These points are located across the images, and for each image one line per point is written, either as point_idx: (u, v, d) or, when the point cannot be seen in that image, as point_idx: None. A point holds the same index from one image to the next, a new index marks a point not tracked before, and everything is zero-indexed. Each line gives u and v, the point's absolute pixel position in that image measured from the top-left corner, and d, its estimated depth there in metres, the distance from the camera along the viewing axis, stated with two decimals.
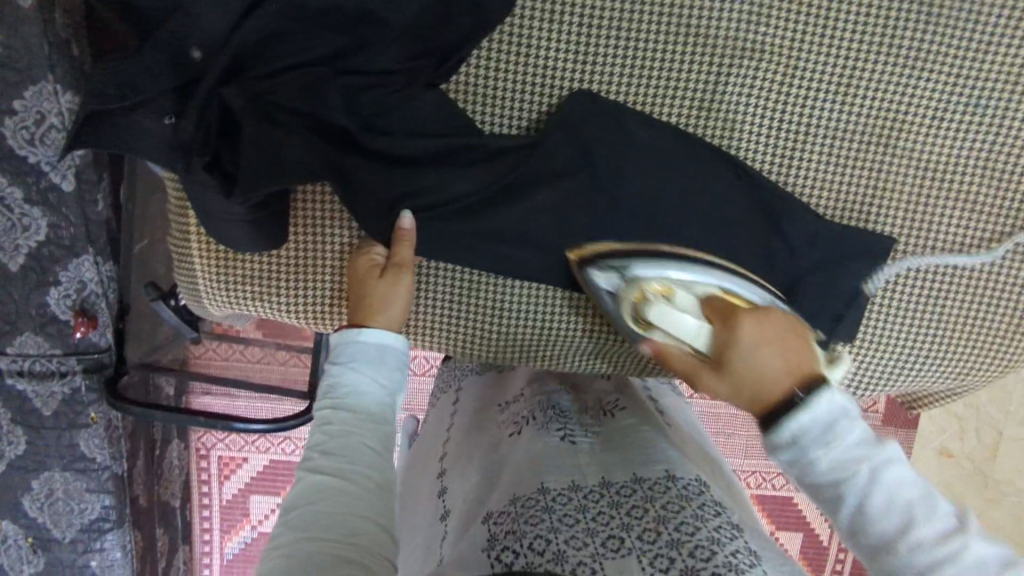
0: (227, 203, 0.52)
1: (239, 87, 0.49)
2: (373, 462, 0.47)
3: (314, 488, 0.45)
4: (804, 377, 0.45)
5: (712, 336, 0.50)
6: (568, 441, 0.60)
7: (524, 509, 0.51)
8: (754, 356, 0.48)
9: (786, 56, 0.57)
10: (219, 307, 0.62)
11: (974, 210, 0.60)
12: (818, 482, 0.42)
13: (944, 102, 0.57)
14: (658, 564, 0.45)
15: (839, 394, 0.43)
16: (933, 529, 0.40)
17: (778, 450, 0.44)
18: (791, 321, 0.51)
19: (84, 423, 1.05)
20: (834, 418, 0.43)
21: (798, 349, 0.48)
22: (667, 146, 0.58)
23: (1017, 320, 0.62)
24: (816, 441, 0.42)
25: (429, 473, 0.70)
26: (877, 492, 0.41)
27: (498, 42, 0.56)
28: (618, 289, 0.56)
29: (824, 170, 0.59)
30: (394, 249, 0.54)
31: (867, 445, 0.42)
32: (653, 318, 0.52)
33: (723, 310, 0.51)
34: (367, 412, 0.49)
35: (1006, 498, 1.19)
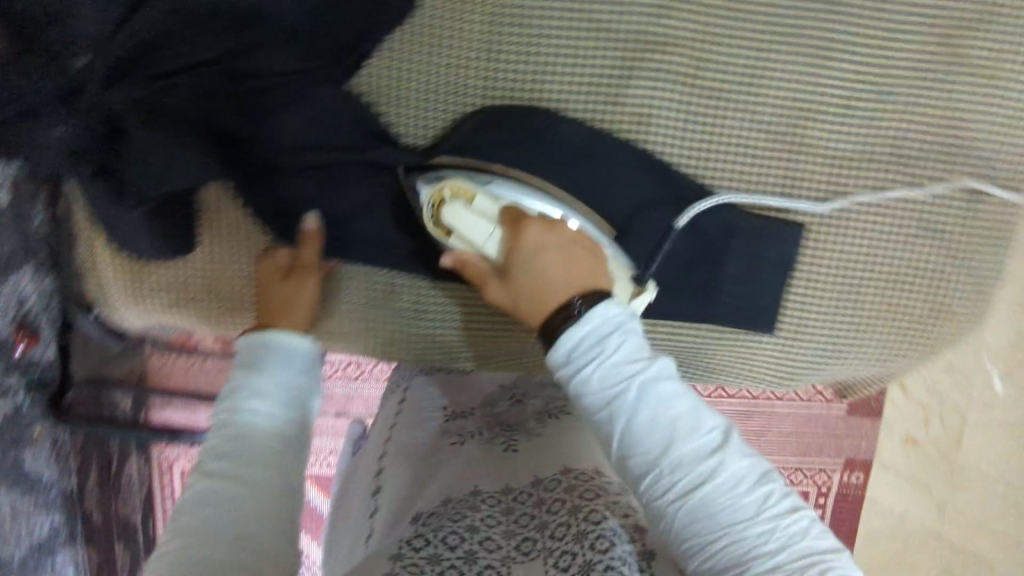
0: (119, 209, 0.51)
1: (124, 90, 0.49)
2: (271, 463, 0.46)
3: (208, 492, 0.43)
4: (586, 288, 0.49)
5: (503, 241, 0.52)
6: (509, 450, 0.57)
7: (452, 510, 0.49)
8: (536, 265, 0.51)
9: (693, 48, 0.57)
10: (133, 317, 0.61)
11: (886, 190, 0.60)
12: (592, 401, 0.46)
13: (841, 87, 0.58)
14: (560, 563, 0.41)
15: (614, 309, 0.48)
16: (705, 474, 0.43)
17: (556, 363, 0.48)
18: (575, 236, 0.53)
19: (28, 441, 1.04)
20: (607, 333, 0.47)
21: (581, 261, 0.51)
22: (577, 141, 0.57)
23: (941, 306, 0.63)
24: (590, 362, 0.46)
25: (366, 470, 0.65)
26: (642, 413, 0.45)
27: (402, 44, 0.56)
28: (433, 197, 0.53)
29: (736, 160, 0.59)
30: (302, 252, 0.55)
31: (637, 360, 0.46)
32: (455, 221, 0.52)
33: (517, 217, 0.52)
34: (270, 415, 0.48)
35: (978, 484, 1.15)
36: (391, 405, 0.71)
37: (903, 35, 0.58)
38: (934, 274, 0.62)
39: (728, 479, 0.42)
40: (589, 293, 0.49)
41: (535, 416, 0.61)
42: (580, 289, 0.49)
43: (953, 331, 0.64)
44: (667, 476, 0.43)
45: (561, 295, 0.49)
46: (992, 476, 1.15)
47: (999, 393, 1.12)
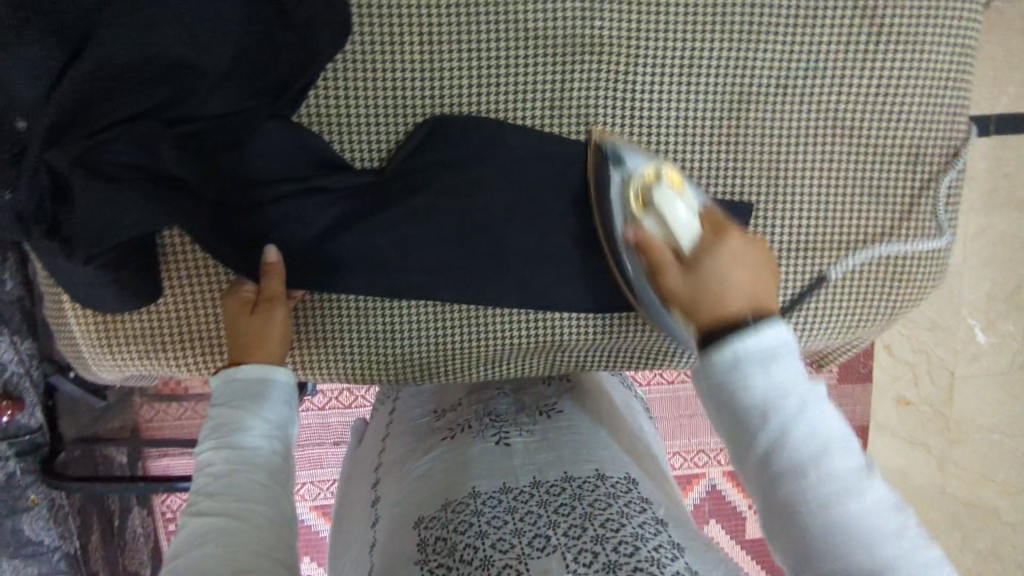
0: (77, 264, 0.52)
1: (67, 147, 0.50)
2: (259, 494, 0.45)
3: (196, 533, 0.43)
4: (758, 310, 0.47)
5: (699, 240, 0.52)
6: (502, 444, 0.56)
7: (455, 514, 0.48)
8: (727, 267, 0.50)
9: (626, 46, 0.59)
10: (109, 372, 0.61)
11: (832, 162, 0.62)
12: (751, 408, 0.43)
13: (776, 68, 0.60)
14: (580, 559, 0.42)
15: (785, 328, 0.45)
16: (857, 492, 0.40)
17: (719, 365, 0.44)
18: (762, 250, 0.54)
19: (26, 506, 1.03)
20: (776, 347, 0.44)
21: (761, 283, 0.51)
22: (523, 149, 0.59)
23: (897, 268, 0.63)
24: (762, 364, 0.43)
25: (363, 482, 0.65)
26: (799, 420, 0.42)
27: (343, 71, 0.57)
28: (630, 176, 0.55)
29: (682, 148, 0.61)
30: (265, 285, 0.55)
31: (798, 377, 0.43)
32: (664, 206, 0.53)
33: (713, 223, 0.53)
34: (254, 448, 0.48)
35: (971, 436, 1.17)
36: (385, 415, 0.71)
37: (831, 11, 0.59)
38: (889, 235, 0.63)
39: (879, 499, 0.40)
40: (758, 309, 0.48)
41: (525, 414, 0.61)
42: (759, 303, 0.48)
43: (921, 293, 0.65)
44: (812, 490, 0.40)
45: (745, 305, 0.48)
46: (985, 427, 1.16)
47: (984, 344, 1.14)
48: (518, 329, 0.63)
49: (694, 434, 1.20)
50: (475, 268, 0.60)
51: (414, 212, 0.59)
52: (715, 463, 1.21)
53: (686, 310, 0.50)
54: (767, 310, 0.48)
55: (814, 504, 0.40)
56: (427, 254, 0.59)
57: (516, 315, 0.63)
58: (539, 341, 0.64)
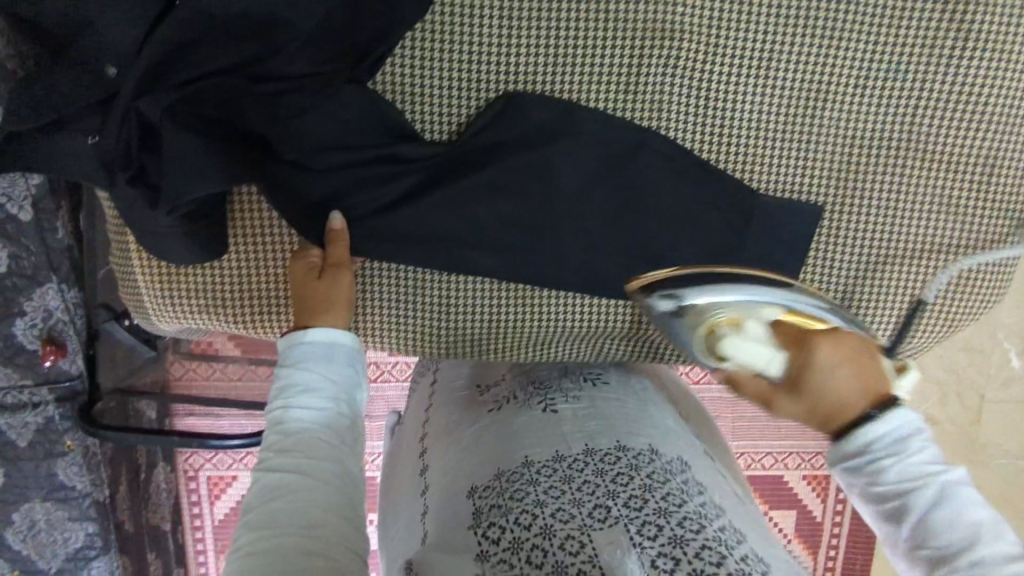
0: (156, 214, 0.53)
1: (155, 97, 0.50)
2: (330, 454, 0.48)
3: (275, 485, 0.45)
4: (876, 399, 0.50)
5: (789, 362, 0.52)
6: (550, 410, 0.57)
7: (508, 484, 0.50)
8: (835, 372, 0.51)
9: (704, 35, 0.58)
10: (166, 322, 0.63)
11: (904, 169, 0.60)
12: (886, 494, 0.48)
13: (856, 69, 0.59)
14: (645, 532, 0.44)
15: (909, 414, 0.49)
16: (1017, 574, 0.41)
17: (850, 450, 0.49)
18: (862, 343, 0.53)
19: (61, 452, 1.06)
20: (908, 434, 0.48)
21: (866, 364, 0.52)
22: (595, 132, 0.59)
23: (961, 281, 0.63)
24: (888, 448, 0.48)
25: (408, 451, 0.67)
26: (940, 510, 0.45)
27: (422, 41, 0.57)
28: (693, 318, 0.54)
29: (751, 143, 0.60)
30: (330, 250, 0.56)
31: (933, 462, 0.47)
32: (742, 355, 0.51)
33: (797, 336, 0.52)
34: (321, 408, 0.50)
35: (994, 460, 1.16)
36: (425, 386, 0.72)
37: (917, 14, 0.58)
38: (951, 250, 0.63)
39: None
40: (877, 399, 0.50)
41: (568, 376, 0.63)
42: (876, 395, 0.50)
43: (983, 307, 0.64)
44: (961, 561, 0.43)
45: (865, 400, 0.50)
46: (1009, 452, 1.15)
47: (1017, 368, 1.13)
48: (571, 312, 0.64)
49: None
50: (537, 248, 0.60)
51: (482, 188, 0.59)
52: None
53: (808, 421, 0.52)
54: (884, 398, 0.50)
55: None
56: (491, 231, 0.59)
57: (569, 298, 0.63)
58: (590, 326, 0.64)
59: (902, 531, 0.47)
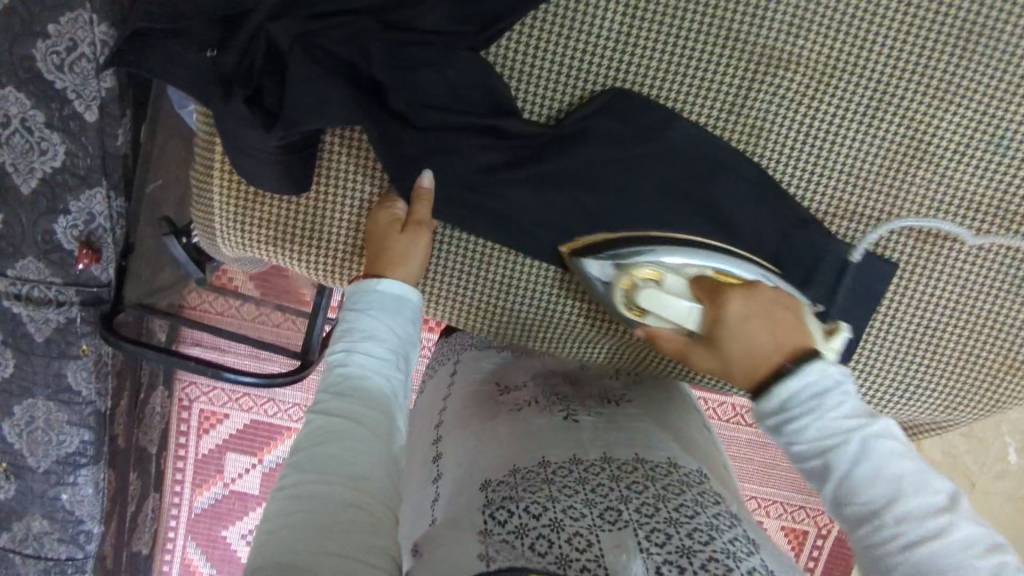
0: (263, 137, 0.53)
1: (286, 25, 0.52)
2: (383, 405, 0.48)
3: (325, 429, 0.46)
4: (794, 352, 0.50)
5: (703, 315, 0.55)
6: (571, 419, 0.59)
7: (524, 480, 0.51)
8: (747, 330, 0.53)
9: (818, 73, 0.58)
10: (230, 248, 0.63)
11: (982, 247, 0.61)
12: (809, 456, 0.47)
13: (963, 136, 0.58)
14: (654, 539, 0.44)
15: (831, 369, 0.48)
16: (936, 535, 0.42)
17: (769, 406, 0.49)
18: (775, 295, 0.55)
19: (74, 355, 1.06)
20: (828, 387, 0.48)
21: (782, 317, 0.53)
22: (692, 145, 0.59)
23: (1011, 364, 0.63)
24: (807, 403, 0.47)
25: (422, 440, 0.67)
26: (865, 470, 0.45)
27: (543, 21, 0.57)
28: (611, 273, 0.58)
29: (837, 190, 0.61)
30: (414, 207, 0.57)
31: (857, 417, 0.46)
32: (653, 306, 0.55)
33: (713, 289, 0.56)
34: (382, 355, 0.51)
35: None
36: (443, 375, 0.73)
37: None
38: (1010, 333, 0.63)
39: (961, 541, 0.42)
40: (794, 351, 0.50)
41: (594, 395, 0.63)
42: (789, 347, 0.51)
43: None
44: (885, 522, 0.44)
45: (782, 354, 0.51)
46: None
47: (1015, 465, 1.14)
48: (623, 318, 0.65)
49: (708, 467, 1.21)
50: None
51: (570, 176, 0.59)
52: None
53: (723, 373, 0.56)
54: (797, 348, 0.51)
55: (897, 550, 0.43)
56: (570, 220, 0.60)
57: None
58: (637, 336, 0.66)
59: (829, 494, 0.47)
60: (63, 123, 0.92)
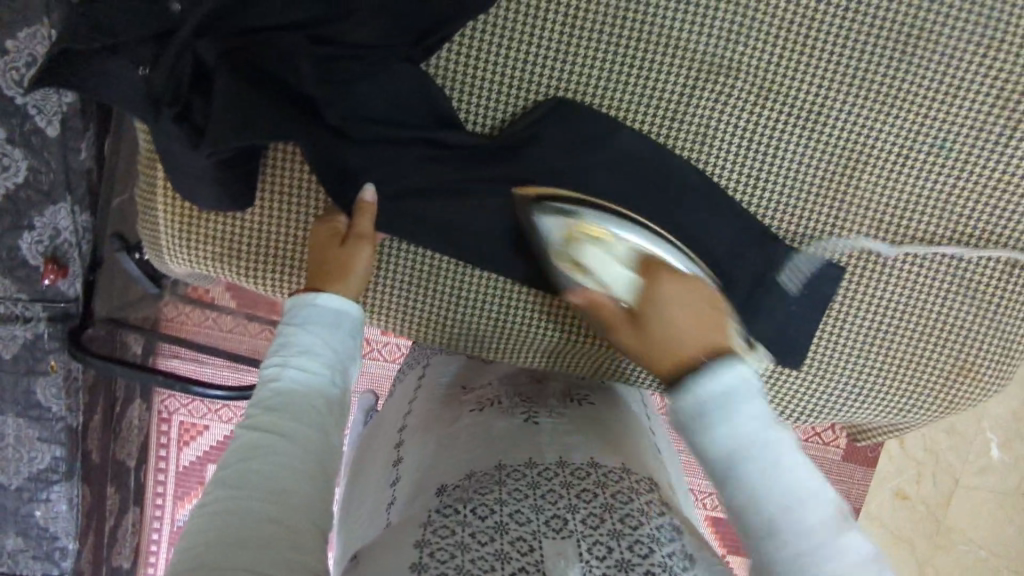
0: (195, 154, 0.53)
1: (214, 41, 0.51)
2: (313, 421, 0.48)
3: (258, 443, 0.46)
4: (715, 351, 0.50)
5: (638, 287, 0.56)
6: (531, 422, 0.58)
7: (477, 484, 0.50)
8: (668, 307, 0.54)
9: (761, 77, 0.58)
10: (179, 265, 0.63)
11: (931, 247, 0.61)
12: (718, 459, 0.46)
13: (908, 137, 0.59)
14: (596, 552, 0.44)
15: (740, 367, 0.49)
16: (831, 546, 0.42)
17: (686, 408, 0.48)
18: (709, 294, 0.55)
19: (43, 371, 1.06)
20: (737, 388, 0.48)
21: (710, 324, 0.53)
22: (636, 155, 0.59)
23: (967, 365, 0.63)
24: (721, 408, 0.47)
25: (384, 446, 0.66)
26: (768, 476, 0.45)
27: (480, 32, 0.57)
28: (568, 222, 0.56)
29: (788, 193, 0.60)
30: (357, 220, 0.56)
31: (761, 422, 0.46)
32: (590, 262, 0.56)
33: (653, 268, 0.56)
34: (316, 372, 0.50)
35: (954, 544, 1.16)
36: (411, 379, 0.73)
37: (983, 94, 0.57)
38: (965, 333, 0.63)
39: (850, 550, 0.42)
40: (711, 350, 0.51)
41: (556, 395, 0.63)
42: (711, 344, 0.51)
43: (987, 394, 0.65)
44: (783, 534, 0.43)
45: (697, 349, 0.51)
46: (969, 537, 1.15)
47: (997, 460, 1.14)
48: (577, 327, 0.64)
49: (690, 469, 1.21)
50: None
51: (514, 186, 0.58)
52: (698, 504, 1.21)
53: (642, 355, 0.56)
54: (721, 347, 0.51)
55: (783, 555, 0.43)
56: (516, 230, 0.60)
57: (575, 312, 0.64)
58: (593, 345, 0.65)
59: (729, 499, 0.46)
60: (26, 139, 0.93)
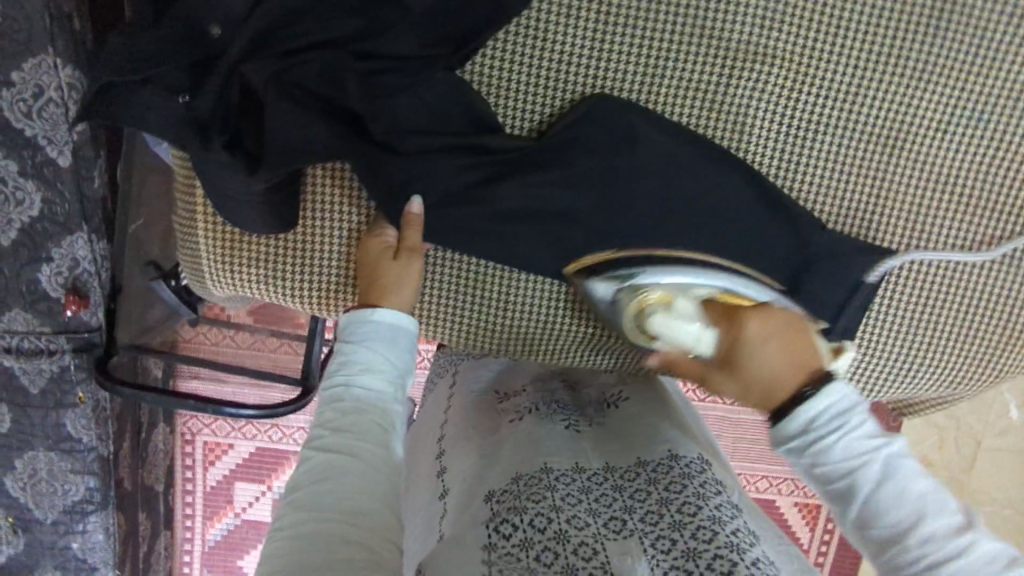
0: (239, 179, 0.53)
1: (258, 64, 0.51)
2: (380, 439, 0.48)
3: (326, 466, 0.46)
4: (808, 377, 0.51)
5: (719, 338, 0.55)
6: (572, 429, 0.59)
7: (527, 488, 0.50)
8: (759, 353, 0.53)
9: (798, 61, 0.58)
10: (221, 289, 0.62)
11: (968, 219, 0.61)
12: (837, 479, 0.48)
13: (945, 113, 0.59)
14: (660, 546, 0.44)
15: (848, 387, 0.50)
16: (970, 555, 0.44)
17: (795, 436, 0.50)
18: (790, 317, 0.55)
19: (72, 403, 1.04)
20: (847, 409, 0.49)
21: (797, 344, 0.53)
22: (680, 150, 0.58)
23: (1011, 333, 0.64)
24: (835, 431, 0.48)
25: (428, 452, 0.67)
26: (889, 492, 0.47)
27: (514, 34, 0.57)
28: (629, 294, 0.57)
29: (828, 175, 0.60)
30: (405, 233, 0.56)
31: (873, 439, 0.48)
32: (663, 333, 0.55)
33: (729, 310, 0.55)
34: (378, 390, 0.50)
35: (980, 506, 1.17)
36: (444, 387, 0.73)
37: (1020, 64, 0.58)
38: (1007, 301, 0.63)
39: (986, 557, 0.44)
40: (806, 377, 0.51)
41: (593, 405, 0.64)
42: (803, 375, 0.51)
43: None
44: (915, 551, 0.45)
45: (793, 380, 0.51)
46: (994, 499, 1.17)
47: (1016, 420, 1.15)
48: None
49: None
50: None
51: (557, 189, 0.57)
52: None
53: (743, 397, 0.54)
54: (818, 372, 0.51)
55: (920, 569, 0.44)
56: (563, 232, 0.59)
57: None
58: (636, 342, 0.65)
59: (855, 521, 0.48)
60: (39, 171, 0.89)
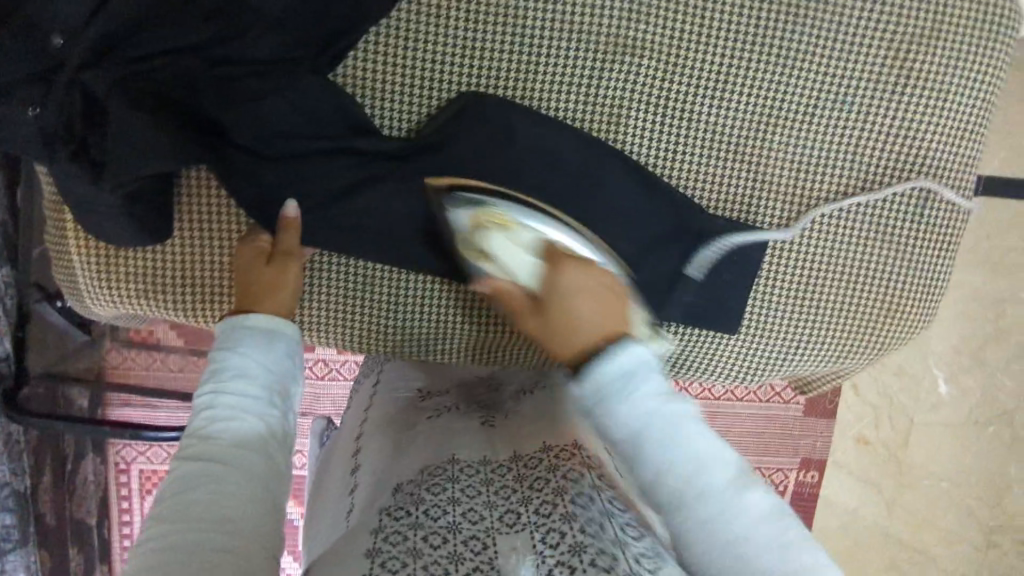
0: (96, 189, 0.51)
1: (101, 72, 0.49)
2: (257, 445, 0.47)
3: (192, 475, 0.44)
4: (610, 334, 0.50)
5: (541, 275, 0.54)
6: (487, 424, 0.55)
7: (431, 479, 0.48)
8: (572, 299, 0.52)
9: (667, 52, 0.60)
10: (101, 308, 0.61)
11: (843, 196, 0.63)
12: (621, 429, 0.47)
13: (808, 96, 0.61)
14: (549, 540, 0.42)
15: (646, 350, 0.50)
16: (739, 510, 0.44)
17: (589, 388, 0.49)
18: (608, 279, 0.54)
19: None
20: (637, 366, 0.49)
21: (611, 303, 0.53)
22: (556, 140, 0.59)
23: (894, 304, 0.66)
24: (623, 388, 0.48)
25: (339, 454, 0.62)
26: (671, 447, 0.46)
27: (382, 37, 0.57)
28: (477, 215, 0.55)
29: (707, 161, 0.62)
30: (281, 237, 0.56)
31: (661, 397, 0.48)
32: (493, 250, 0.55)
33: (555, 252, 0.54)
34: (253, 394, 0.49)
35: (918, 482, 1.13)
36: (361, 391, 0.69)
37: (873, 47, 0.61)
38: (886, 272, 0.65)
39: (759, 513, 0.44)
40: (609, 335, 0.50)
41: (507, 397, 0.61)
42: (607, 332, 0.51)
43: (914, 331, 0.67)
44: (691, 507, 0.44)
45: (594, 336, 0.51)
46: (931, 473, 1.13)
47: (946, 396, 1.11)
48: None
49: None
50: None
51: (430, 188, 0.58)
52: None
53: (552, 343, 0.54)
54: (618, 333, 0.50)
55: (697, 525, 0.44)
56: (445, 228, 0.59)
57: None
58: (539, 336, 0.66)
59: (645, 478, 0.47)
60: None
